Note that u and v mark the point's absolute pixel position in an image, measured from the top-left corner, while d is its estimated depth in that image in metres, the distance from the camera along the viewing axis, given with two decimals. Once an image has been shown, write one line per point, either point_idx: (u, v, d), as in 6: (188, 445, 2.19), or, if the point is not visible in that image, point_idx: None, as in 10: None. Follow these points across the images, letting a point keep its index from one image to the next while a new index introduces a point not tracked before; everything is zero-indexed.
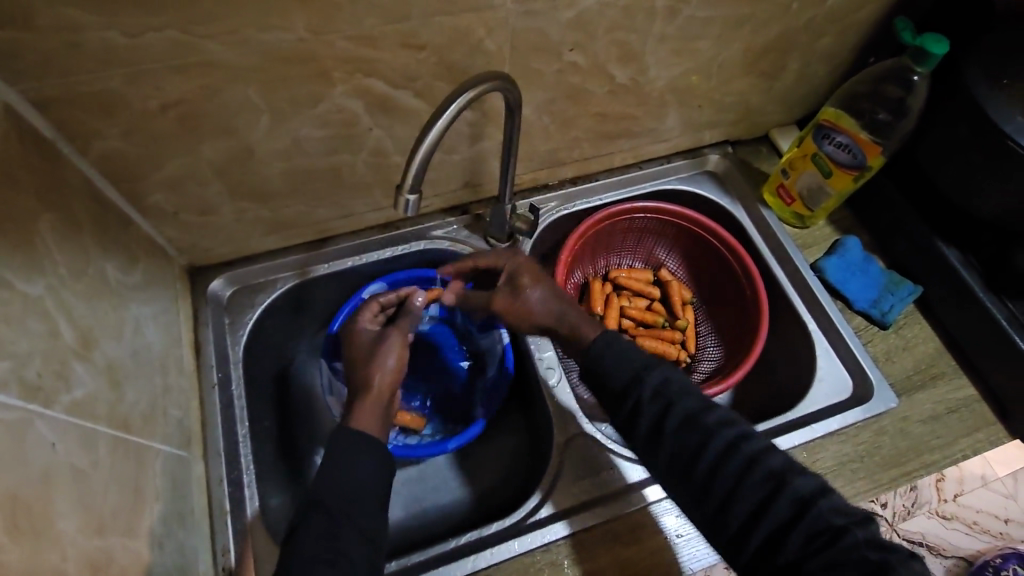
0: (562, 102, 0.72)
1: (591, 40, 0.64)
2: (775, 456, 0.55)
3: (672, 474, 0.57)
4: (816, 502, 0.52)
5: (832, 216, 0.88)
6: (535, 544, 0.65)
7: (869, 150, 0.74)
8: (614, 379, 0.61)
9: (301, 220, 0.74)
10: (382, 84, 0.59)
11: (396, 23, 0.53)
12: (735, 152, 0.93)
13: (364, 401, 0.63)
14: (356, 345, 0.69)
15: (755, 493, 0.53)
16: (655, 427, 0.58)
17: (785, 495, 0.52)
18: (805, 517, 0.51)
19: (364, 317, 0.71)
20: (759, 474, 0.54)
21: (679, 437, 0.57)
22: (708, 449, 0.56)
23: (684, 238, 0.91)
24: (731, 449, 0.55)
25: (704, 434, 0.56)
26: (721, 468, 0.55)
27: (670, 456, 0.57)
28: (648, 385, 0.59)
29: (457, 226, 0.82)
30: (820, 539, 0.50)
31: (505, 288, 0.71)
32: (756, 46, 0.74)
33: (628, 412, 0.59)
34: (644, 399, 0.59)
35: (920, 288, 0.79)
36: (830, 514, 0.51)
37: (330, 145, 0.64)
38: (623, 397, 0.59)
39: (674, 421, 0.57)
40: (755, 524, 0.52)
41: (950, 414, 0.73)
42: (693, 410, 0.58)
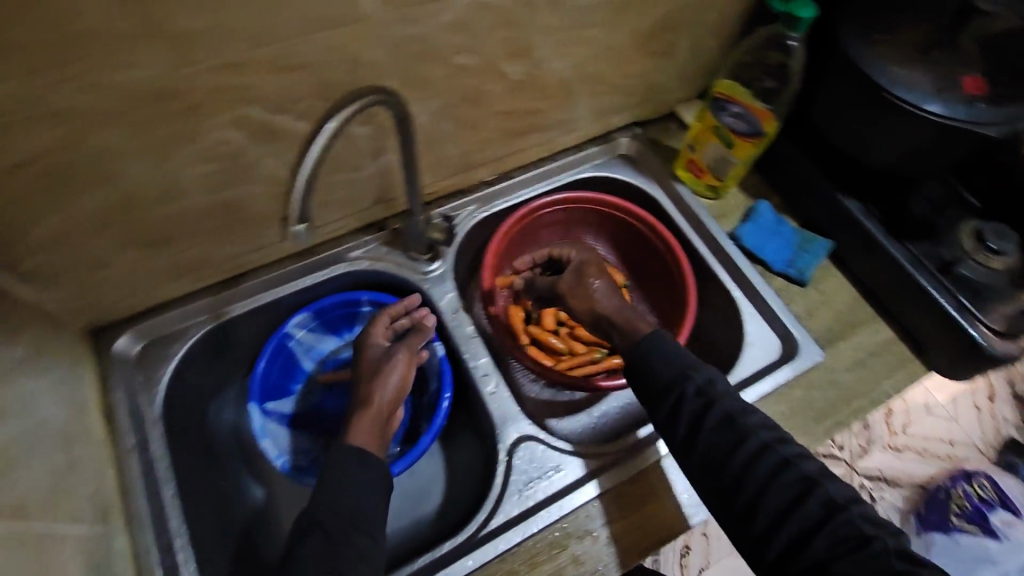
0: (462, 106, 0.70)
1: (477, 41, 0.62)
2: (807, 462, 0.58)
3: (704, 471, 0.60)
4: (845, 509, 0.54)
5: (744, 184, 0.90)
6: (563, 510, 0.66)
7: (763, 118, 0.75)
8: (661, 374, 0.63)
9: (206, 261, 0.70)
10: (261, 111, 0.56)
11: (260, 47, 0.51)
12: (646, 133, 0.94)
13: (365, 413, 0.66)
14: (365, 360, 0.71)
15: (784, 496, 0.55)
16: (693, 427, 0.60)
17: (816, 496, 0.55)
18: (830, 522, 0.53)
19: (376, 331, 0.73)
20: (790, 477, 0.56)
21: (716, 435, 0.60)
22: (744, 448, 0.58)
23: (608, 224, 0.91)
24: (766, 451, 0.58)
25: (742, 436, 0.59)
26: (753, 467, 0.57)
27: (705, 453, 0.60)
28: (694, 381, 0.62)
29: (375, 244, 0.80)
30: (848, 543, 0.52)
31: (571, 277, 0.78)
32: (645, 27, 0.75)
33: (669, 409, 0.62)
34: (687, 396, 0.61)
35: (831, 242, 0.82)
36: (858, 522, 0.53)
37: (220, 180, 0.61)
38: (666, 394, 0.62)
39: (713, 419, 0.60)
40: (781, 526, 0.54)
41: (872, 357, 0.77)
42: (734, 410, 0.60)
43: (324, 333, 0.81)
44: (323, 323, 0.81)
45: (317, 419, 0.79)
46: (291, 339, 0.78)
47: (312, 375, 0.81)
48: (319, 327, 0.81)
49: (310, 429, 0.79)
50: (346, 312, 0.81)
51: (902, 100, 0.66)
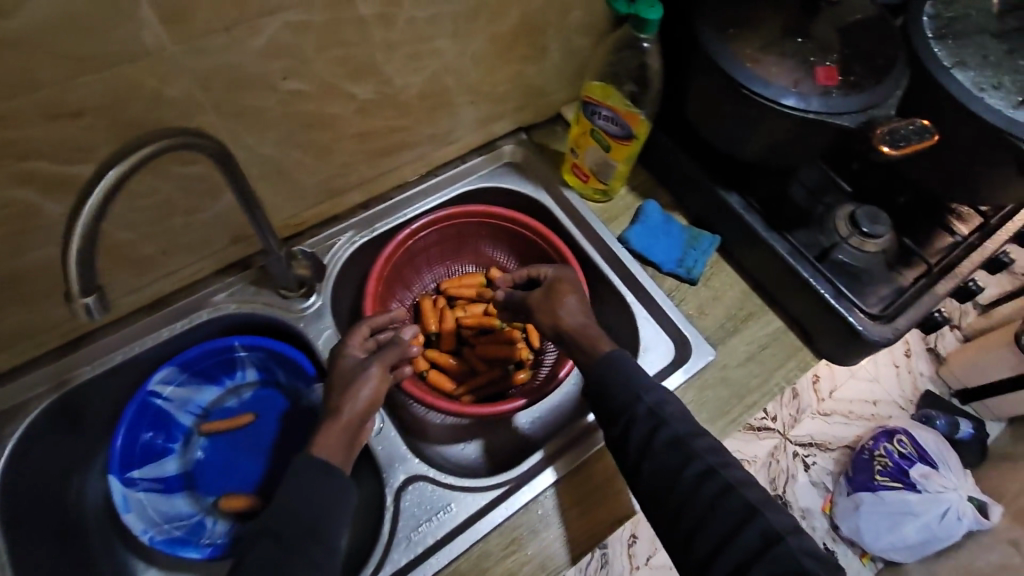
0: (308, 132, 0.64)
1: (305, 64, 0.57)
2: (752, 489, 0.56)
3: (650, 493, 0.58)
4: (783, 539, 0.52)
5: (632, 183, 0.88)
6: (484, 531, 0.64)
7: (631, 120, 0.73)
8: (617, 395, 0.61)
9: (32, 328, 0.62)
10: (48, 164, 0.49)
11: (20, 95, 0.44)
12: (531, 138, 0.91)
13: (332, 424, 0.61)
14: (336, 370, 0.65)
15: (726, 521, 0.54)
16: (642, 450, 0.59)
17: (754, 525, 0.53)
18: (768, 554, 0.51)
19: (353, 341, 0.67)
20: (733, 502, 0.55)
21: (663, 458, 0.58)
22: (688, 471, 0.57)
23: (501, 235, 0.87)
24: (710, 475, 0.56)
25: (686, 459, 0.57)
26: (697, 489, 0.56)
27: (653, 475, 0.58)
28: (645, 405, 0.60)
29: (241, 284, 0.74)
30: None
31: (542, 293, 0.71)
32: (501, 34, 0.71)
33: (620, 430, 0.60)
34: (637, 420, 0.60)
35: (718, 237, 0.82)
36: (795, 553, 0.51)
37: (20, 242, 0.54)
38: (618, 416, 0.60)
39: (661, 441, 0.58)
40: (719, 553, 0.53)
41: (763, 350, 0.77)
42: (682, 433, 0.59)
43: (202, 383, 0.75)
44: (196, 374, 0.74)
45: (198, 479, 0.73)
46: (157, 398, 0.71)
47: (192, 431, 0.75)
48: (191, 379, 0.74)
49: (191, 490, 0.72)
50: (220, 360, 0.74)
51: (759, 95, 0.65)
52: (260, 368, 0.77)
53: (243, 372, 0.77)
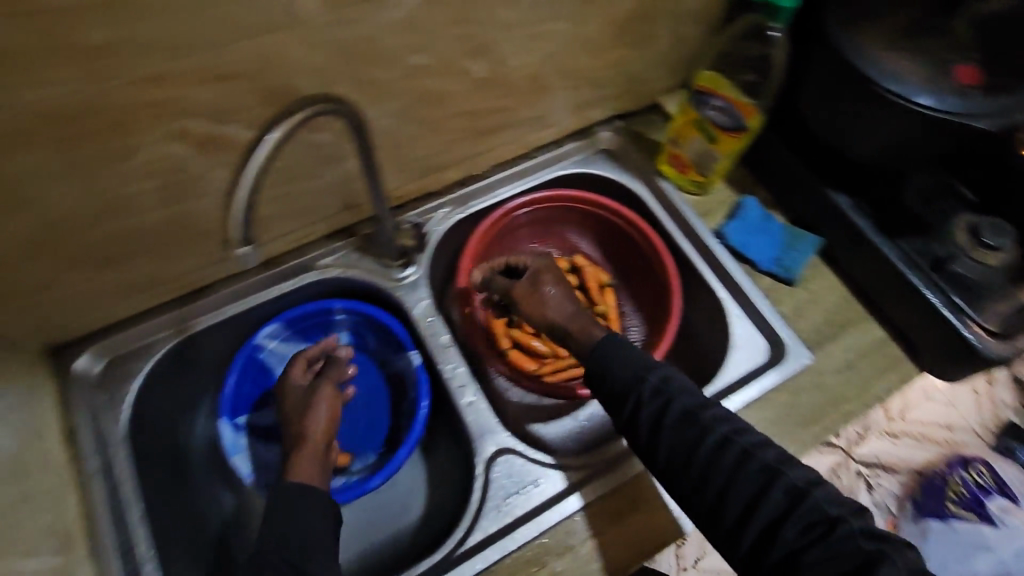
0: (422, 107, 0.65)
1: (432, 39, 0.58)
2: (769, 450, 0.55)
3: (669, 469, 0.57)
4: (809, 492, 0.51)
5: (729, 177, 0.86)
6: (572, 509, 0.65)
7: (745, 111, 0.73)
8: (616, 379, 0.60)
9: (161, 278, 0.66)
10: (200, 123, 0.52)
11: (187, 57, 0.46)
12: (627, 126, 0.90)
13: (302, 452, 0.64)
14: (287, 402, 0.70)
15: (749, 486, 0.53)
16: (654, 427, 0.57)
17: (778, 486, 0.52)
18: (798, 507, 0.51)
19: (294, 372, 0.72)
20: (752, 467, 0.53)
21: (676, 434, 0.56)
22: (705, 443, 0.55)
23: (590, 221, 0.88)
24: (726, 444, 0.55)
25: (701, 431, 0.56)
26: (718, 458, 0.54)
27: (668, 452, 0.57)
28: (650, 384, 0.59)
29: (346, 250, 0.77)
30: (815, 530, 0.49)
31: (524, 283, 0.71)
32: (616, 18, 0.70)
33: (629, 414, 0.59)
34: (645, 399, 0.58)
35: (820, 238, 0.79)
36: (823, 504, 0.51)
37: (163, 196, 0.57)
38: (624, 398, 0.59)
39: (674, 416, 0.57)
40: (747, 517, 0.52)
41: (862, 358, 0.74)
42: (692, 406, 0.57)
43: (298, 342, 0.79)
44: (297, 331, 0.78)
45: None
46: (262, 350, 0.76)
47: None
48: (291, 336, 0.78)
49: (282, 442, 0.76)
50: (319, 321, 0.78)
51: (891, 91, 0.62)
52: (353, 331, 0.81)
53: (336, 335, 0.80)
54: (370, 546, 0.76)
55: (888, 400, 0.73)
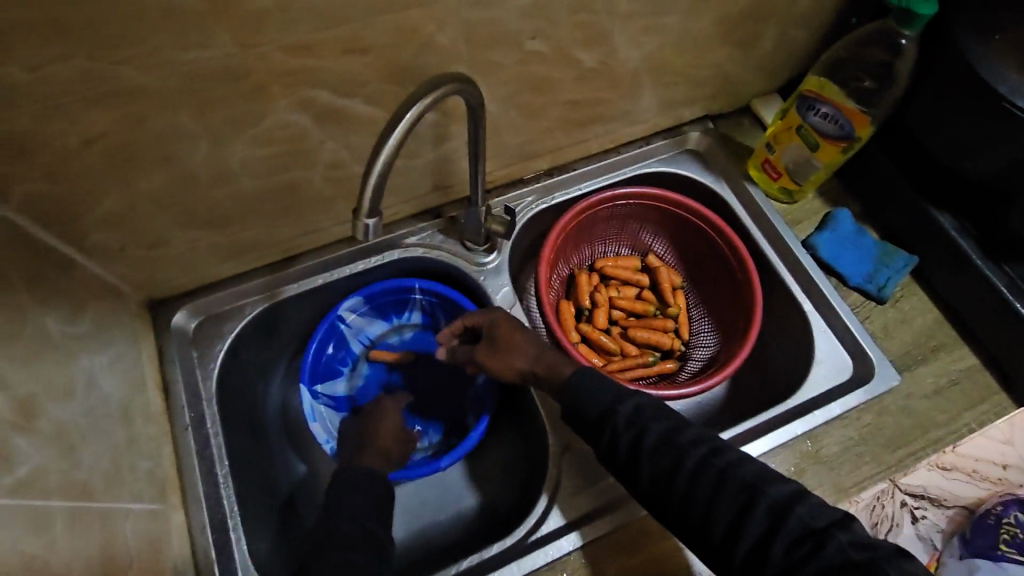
0: (528, 94, 0.66)
1: (553, 26, 0.58)
2: (747, 467, 0.53)
3: (651, 494, 0.55)
4: (791, 509, 0.49)
5: (821, 188, 0.83)
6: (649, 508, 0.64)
7: (856, 121, 0.70)
8: (591, 409, 0.58)
9: (261, 243, 0.68)
10: (327, 94, 0.53)
11: (332, 28, 0.47)
12: (717, 127, 0.87)
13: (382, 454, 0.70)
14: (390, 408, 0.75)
15: (733, 505, 0.51)
16: (632, 451, 0.55)
17: (759, 506, 0.50)
18: (781, 526, 0.48)
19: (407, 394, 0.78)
20: (732, 487, 0.51)
21: (656, 458, 0.54)
22: (682, 468, 0.53)
23: (667, 221, 0.85)
24: (703, 466, 0.53)
25: (678, 456, 0.54)
26: (698, 481, 0.52)
27: (649, 479, 0.55)
28: (622, 415, 0.57)
29: (431, 231, 0.77)
30: (804, 547, 0.47)
31: (486, 347, 0.69)
32: (730, 15, 0.69)
33: (606, 443, 0.57)
34: (620, 428, 0.56)
35: (915, 257, 0.76)
36: (806, 518, 0.49)
37: (279, 163, 0.58)
38: (601, 429, 0.57)
39: (651, 442, 0.55)
40: (736, 537, 0.50)
41: (953, 385, 0.72)
42: (668, 430, 0.55)
43: (374, 317, 0.79)
44: (375, 307, 0.79)
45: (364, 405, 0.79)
46: (342, 321, 0.77)
47: (359, 358, 0.80)
48: (370, 311, 0.79)
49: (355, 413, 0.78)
50: (397, 298, 0.79)
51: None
52: (427, 312, 0.80)
53: (409, 313, 0.80)
54: (431, 525, 0.74)
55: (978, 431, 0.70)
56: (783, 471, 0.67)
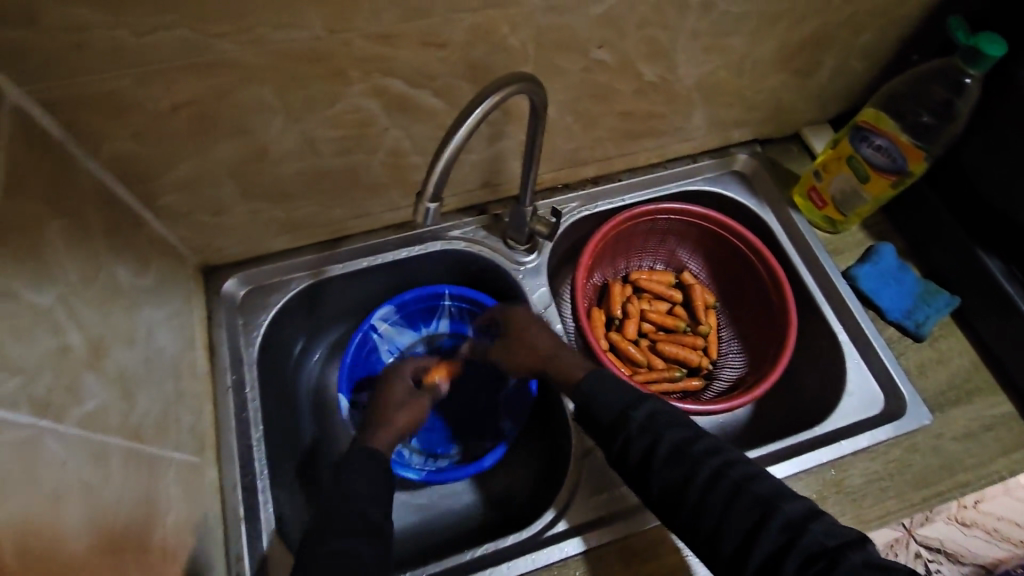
0: (587, 101, 0.68)
1: (620, 37, 0.60)
2: (761, 482, 0.53)
3: (662, 502, 0.55)
4: (807, 527, 0.49)
5: (865, 221, 0.83)
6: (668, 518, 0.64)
7: (909, 154, 0.70)
8: (603, 413, 0.60)
9: (315, 220, 0.71)
10: (400, 83, 0.56)
11: (414, 20, 0.50)
12: (765, 152, 0.88)
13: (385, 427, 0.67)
14: (388, 393, 0.71)
15: (746, 520, 0.51)
16: (645, 459, 0.56)
17: (774, 521, 0.50)
18: (796, 544, 0.48)
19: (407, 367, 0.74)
20: (745, 501, 0.52)
21: (668, 469, 0.55)
22: (696, 478, 0.54)
23: (706, 239, 0.86)
24: (718, 478, 0.53)
25: (692, 466, 0.54)
26: (713, 493, 0.53)
27: (661, 487, 0.55)
28: (635, 421, 0.58)
29: (474, 226, 0.79)
30: (817, 565, 0.47)
31: (500, 338, 0.73)
32: (792, 42, 0.70)
33: (617, 448, 0.58)
34: (633, 434, 0.57)
35: (957, 299, 0.76)
36: (821, 538, 0.48)
37: (345, 145, 0.61)
38: (613, 433, 0.58)
39: (664, 451, 0.55)
40: (747, 553, 0.50)
41: (986, 432, 0.71)
42: (680, 441, 0.56)
43: (404, 327, 0.81)
44: (405, 316, 0.80)
45: None
46: (375, 331, 0.78)
47: None
48: (400, 321, 0.80)
49: None
50: (426, 305, 0.80)
51: None
52: (455, 319, 0.82)
53: (439, 320, 0.82)
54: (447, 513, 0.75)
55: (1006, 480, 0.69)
56: (805, 496, 0.67)
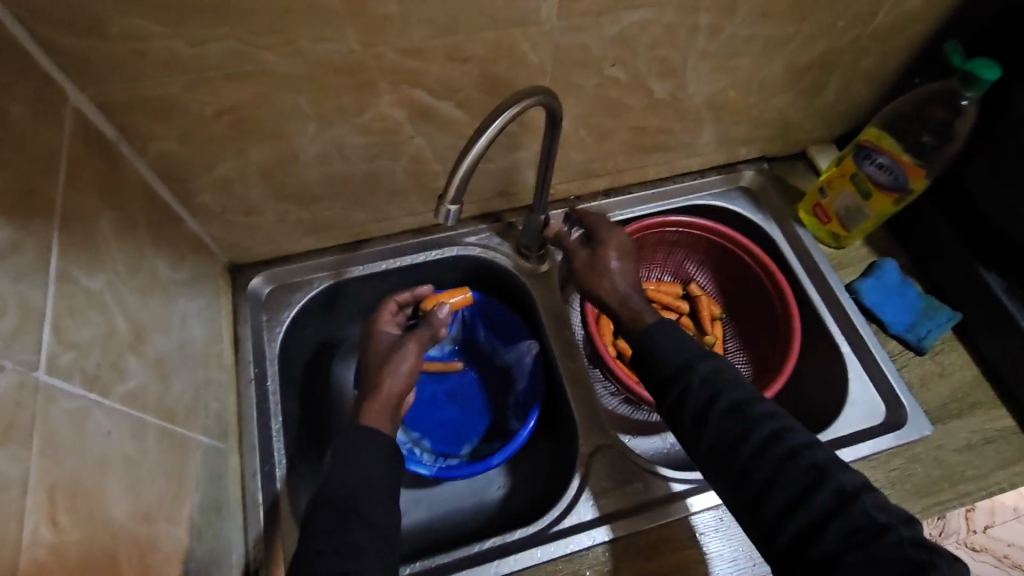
0: (600, 115, 0.71)
1: (633, 55, 0.64)
2: (817, 451, 0.53)
3: (711, 456, 0.56)
4: (857, 498, 0.50)
5: (869, 237, 0.85)
6: (672, 517, 0.66)
7: (911, 173, 0.73)
8: (664, 363, 0.59)
9: (339, 222, 0.74)
10: (425, 95, 0.59)
11: (441, 37, 0.54)
12: (771, 169, 0.91)
13: (372, 401, 0.59)
14: (374, 349, 0.66)
15: (795, 483, 0.51)
16: (701, 414, 0.56)
17: (824, 488, 0.50)
18: (841, 514, 0.49)
19: (384, 320, 0.69)
20: (799, 466, 0.52)
21: (724, 424, 0.55)
22: (752, 438, 0.54)
23: (713, 252, 0.88)
24: (775, 441, 0.53)
25: (748, 426, 0.55)
26: (764, 455, 0.53)
27: (713, 442, 0.55)
28: (697, 374, 0.58)
29: (490, 233, 0.82)
30: (859, 536, 0.48)
31: (589, 255, 0.70)
32: (797, 64, 0.73)
33: (675, 397, 0.58)
34: (692, 387, 0.57)
35: (959, 314, 0.77)
36: (871, 510, 0.49)
37: (372, 151, 0.65)
38: (671, 383, 0.58)
39: (722, 408, 0.56)
40: (789, 516, 0.51)
41: (986, 444, 0.72)
42: (741, 400, 0.56)
43: None
44: None
45: (416, 413, 0.83)
46: None
47: None
48: None
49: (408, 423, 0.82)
50: None
51: None
52: (466, 324, 0.85)
53: (451, 327, 0.85)
54: (456, 510, 0.77)
55: (1006, 492, 0.70)
56: None
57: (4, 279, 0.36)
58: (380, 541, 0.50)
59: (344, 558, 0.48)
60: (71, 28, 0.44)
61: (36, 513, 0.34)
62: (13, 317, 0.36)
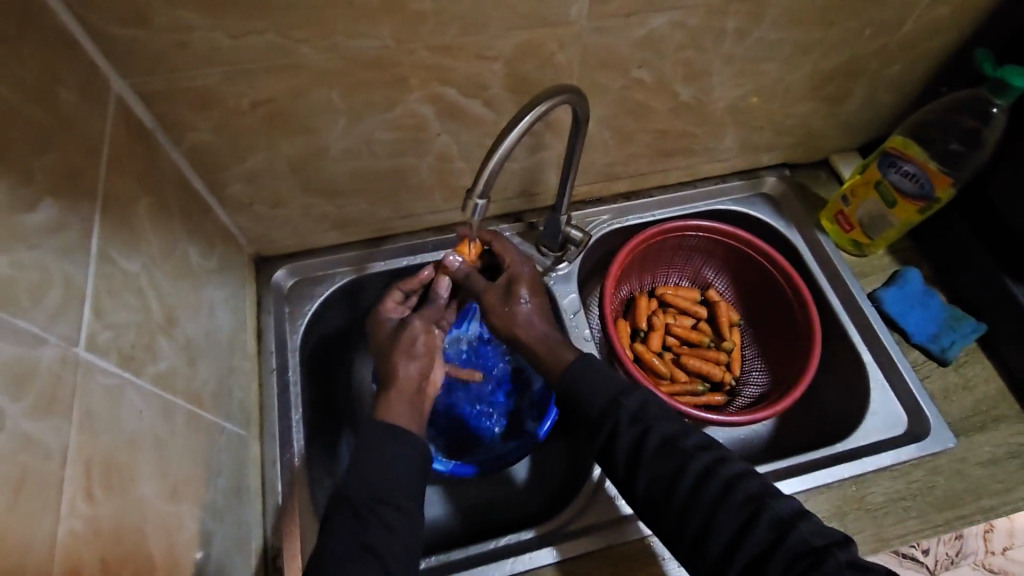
0: (625, 117, 0.72)
1: (659, 58, 0.64)
2: (750, 480, 0.55)
3: (647, 500, 0.58)
4: (795, 526, 0.52)
5: (892, 246, 0.85)
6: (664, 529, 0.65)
7: (936, 181, 0.73)
8: (591, 406, 0.62)
9: (363, 218, 0.75)
10: (453, 92, 0.60)
11: (473, 35, 0.55)
12: (793, 176, 0.90)
13: (395, 391, 0.60)
14: (380, 339, 0.66)
15: (735, 518, 0.53)
16: (631, 455, 0.59)
17: (764, 520, 0.52)
18: (784, 543, 0.51)
19: (387, 306, 0.68)
20: (736, 499, 0.54)
21: (655, 463, 0.58)
22: (685, 475, 0.56)
23: (733, 258, 0.88)
24: (707, 475, 0.56)
25: (681, 461, 0.57)
26: (700, 492, 0.55)
27: (648, 484, 0.57)
28: (626, 411, 0.61)
29: (510, 233, 0.83)
30: (803, 563, 0.50)
31: (502, 294, 0.69)
32: (823, 70, 0.73)
33: (603, 441, 0.60)
34: (622, 425, 0.60)
35: (984, 326, 0.76)
36: (808, 536, 0.51)
37: (398, 147, 0.66)
38: (600, 424, 0.61)
39: (651, 446, 0.58)
40: (735, 549, 0.52)
41: (1011, 459, 0.71)
42: (671, 434, 0.59)
43: None
44: None
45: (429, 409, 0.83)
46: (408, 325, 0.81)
47: None
48: None
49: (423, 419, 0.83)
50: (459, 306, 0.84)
51: None
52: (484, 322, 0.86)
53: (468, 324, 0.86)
54: (470, 509, 0.77)
55: None
56: (825, 509, 0.68)
57: (51, 254, 0.38)
58: (402, 559, 0.51)
59: (364, 563, 0.50)
60: (120, 18, 0.46)
61: (74, 483, 0.35)
62: (58, 291, 0.37)
